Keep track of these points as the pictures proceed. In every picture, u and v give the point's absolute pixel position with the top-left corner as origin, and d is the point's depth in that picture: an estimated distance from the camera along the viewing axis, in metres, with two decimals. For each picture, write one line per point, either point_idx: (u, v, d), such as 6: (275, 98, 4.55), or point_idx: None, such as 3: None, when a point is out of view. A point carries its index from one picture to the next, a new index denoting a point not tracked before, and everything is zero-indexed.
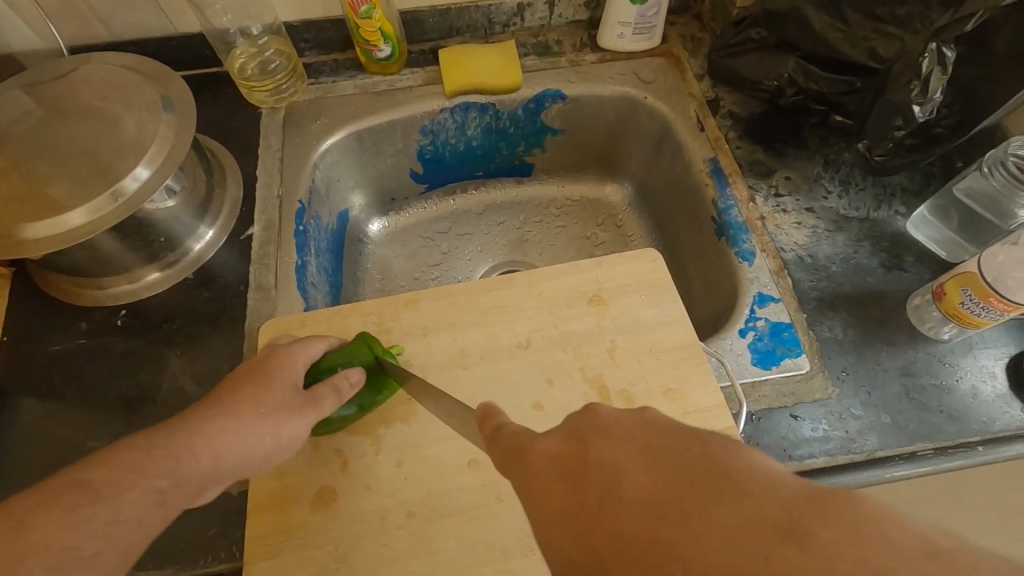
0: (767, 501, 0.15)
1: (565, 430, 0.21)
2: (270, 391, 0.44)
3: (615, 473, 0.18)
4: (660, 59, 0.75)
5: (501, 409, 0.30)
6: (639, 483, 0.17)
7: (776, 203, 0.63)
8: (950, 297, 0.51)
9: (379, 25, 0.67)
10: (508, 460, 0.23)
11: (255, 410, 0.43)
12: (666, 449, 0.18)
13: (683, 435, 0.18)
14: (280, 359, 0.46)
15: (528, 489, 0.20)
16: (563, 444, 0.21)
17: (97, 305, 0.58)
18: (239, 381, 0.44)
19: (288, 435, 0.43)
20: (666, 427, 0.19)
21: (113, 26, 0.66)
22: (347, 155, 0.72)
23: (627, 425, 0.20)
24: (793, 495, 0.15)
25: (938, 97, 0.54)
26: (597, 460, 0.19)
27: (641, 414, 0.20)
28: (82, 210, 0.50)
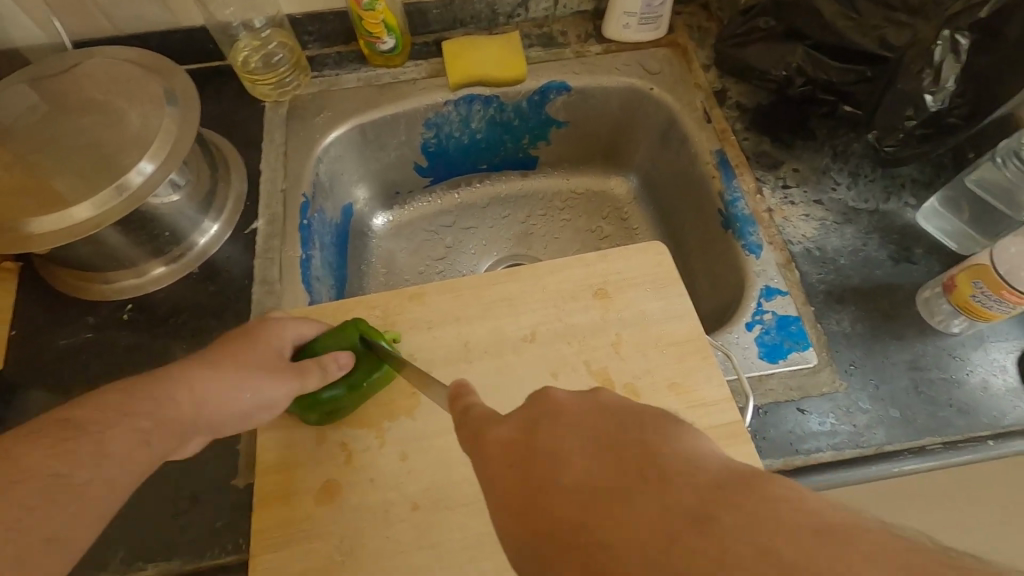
0: (685, 487, 0.17)
1: (521, 419, 0.24)
2: (254, 359, 0.46)
3: (559, 460, 0.20)
4: (666, 49, 0.74)
5: (472, 388, 0.31)
6: (578, 469, 0.20)
7: (783, 195, 0.62)
8: (961, 290, 0.51)
9: (382, 17, 0.66)
10: (472, 442, 0.25)
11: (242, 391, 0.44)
12: (603, 440, 0.20)
13: (624, 426, 0.21)
14: (266, 335, 0.48)
15: (485, 471, 0.23)
16: (520, 432, 0.23)
17: (103, 299, 0.58)
18: (225, 347, 0.46)
19: (269, 398, 0.45)
20: (608, 419, 0.22)
21: (116, 19, 0.66)
22: (351, 149, 0.72)
23: (577, 415, 0.22)
24: (710, 481, 0.17)
25: (950, 86, 0.53)
26: (546, 447, 0.21)
27: (591, 403, 0.23)
28: (87, 204, 0.50)
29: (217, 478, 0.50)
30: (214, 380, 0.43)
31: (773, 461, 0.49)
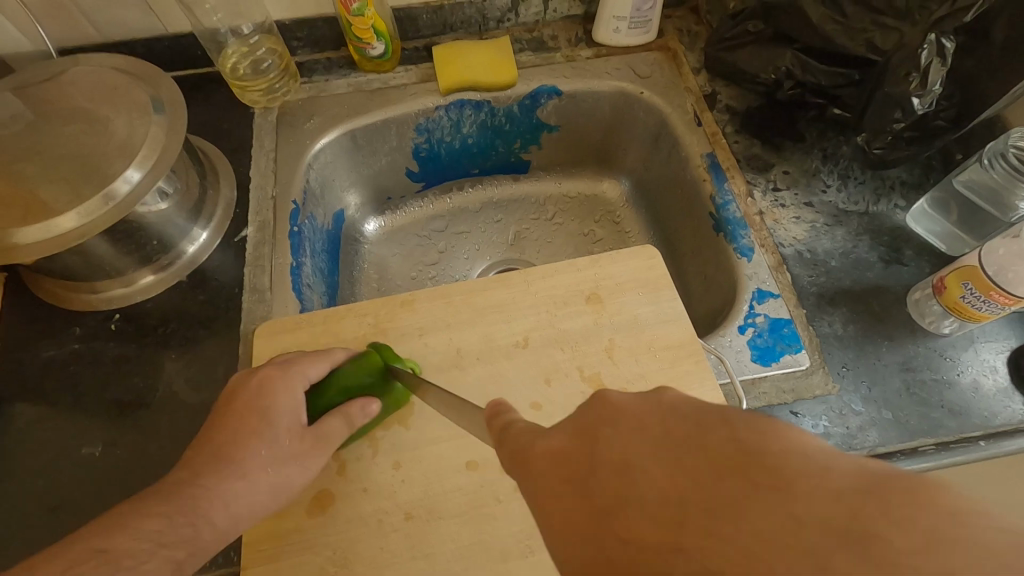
0: (819, 499, 0.14)
1: (569, 427, 0.20)
2: (274, 440, 0.44)
3: (627, 466, 0.17)
4: (656, 53, 0.74)
5: (510, 407, 0.30)
6: (656, 479, 0.16)
7: (774, 197, 0.62)
8: (951, 291, 0.51)
9: (371, 22, 0.66)
10: (513, 459, 0.22)
11: (259, 446, 0.43)
12: (687, 440, 0.17)
13: (703, 419, 0.17)
14: (275, 392, 0.45)
15: (538, 491, 0.20)
16: (571, 440, 0.20)
17: (90, 310, 0.58)
18: (245, 441, 0.43)
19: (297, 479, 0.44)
20: (684, 412, 0.18)
21: (102, 26, 0.66)
22: (341, 155, 0.72)
23: (638, 412, 0.19)
24: (847, 491, 0.14)
25: (938, 89, 0.53)
26: (608, 454, 0.18)
27: (654, 400, 0.19)
28: (74, 213, 0.49)
29: None
30: (243, 488, 0.42)
31: None
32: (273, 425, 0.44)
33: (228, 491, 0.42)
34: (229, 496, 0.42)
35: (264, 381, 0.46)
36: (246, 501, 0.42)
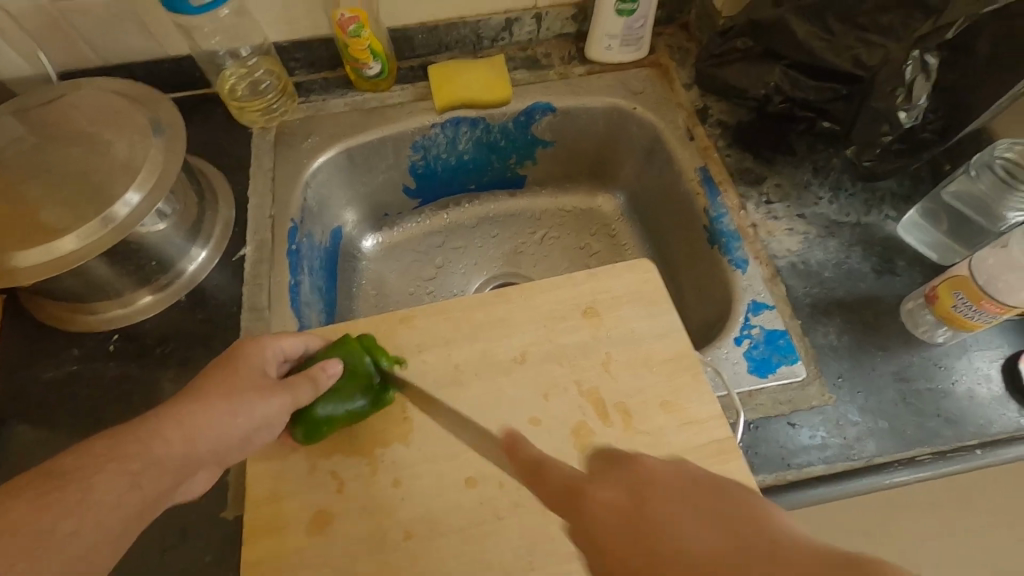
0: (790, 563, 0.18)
1: (620, 484, 0.24)
2: (237, 381, 0.44)
3: (668, 531, 0.21)
4: (648, 69, 0.75)
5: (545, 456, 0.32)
6: (687, 542, 0.21)
7: (767, 210, 0.63)
8: (943, 301, 0.51)
9: (367, 43, 0.67)
10: (568, 498, 0.26)
11: (220, 392, 0.42)
12: (709, 512, 0.21)
13: (718, 493, 0.22)
14: (244, 347, 0.46)
15: (588, 539, 0.23)
16: (621, 498, 0.24)
17: (89, 330, 0.58)
18: (212, 385, 0.43)
19: (263, 416, 0.43)
20: (710, 487, 0.22)
21: (102, 50, 0.66)
22: (338, 173, 0.72)
23: (671, 481, 0.23)
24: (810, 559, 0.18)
25: (922, 104, 0.55)
26: (650, 516, 0.22)
27: (680, 468, 0.24)
28: (75, 236, 0.50)
29: (206, 510, 0.49)
30: (208, 420, 0.41)
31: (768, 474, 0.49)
32: (237, 372, 0.44)
33: (194, 430, 0.40)
34: (190, 424, 0.40)
35: (236, 345, 0.46)
36: (211, 437, 0.40)
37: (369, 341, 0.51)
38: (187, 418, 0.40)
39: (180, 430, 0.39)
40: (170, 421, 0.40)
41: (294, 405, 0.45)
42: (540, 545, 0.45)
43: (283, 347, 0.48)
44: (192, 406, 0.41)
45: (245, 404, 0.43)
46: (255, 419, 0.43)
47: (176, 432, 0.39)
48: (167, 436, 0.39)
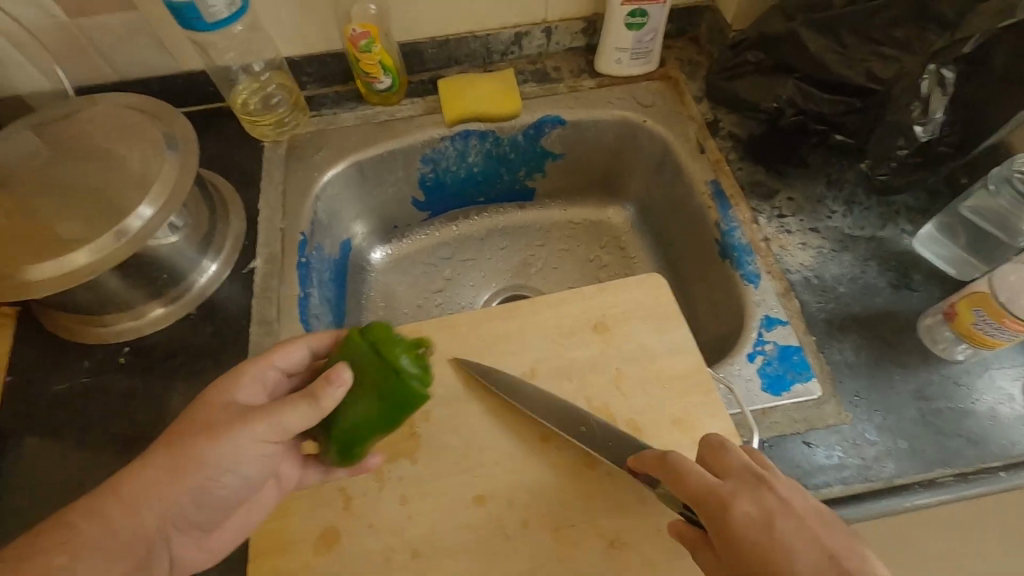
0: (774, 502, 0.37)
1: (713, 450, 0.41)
2: (189, 429, 0.40)
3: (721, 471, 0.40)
4: (658, 82, 0.75)
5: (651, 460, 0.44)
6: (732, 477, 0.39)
7: (779, 224, 0.62)
8: (962, 318, 0.50)
9: (378, 58, 0.67)
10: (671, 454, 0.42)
11: (167, 447, 0.39)
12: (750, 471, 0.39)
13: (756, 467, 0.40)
14: (219, 384, 0.43)
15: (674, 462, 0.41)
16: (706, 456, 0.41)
17: (101, 343, 0.58)
18: (166, 439, 0.40)
19: (215, 463, 0.39)
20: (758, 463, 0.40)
21: (117, 65, 0.67)
22: (348, 186, 0.73)
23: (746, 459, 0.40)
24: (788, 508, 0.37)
25: (939, 118, 0.54)
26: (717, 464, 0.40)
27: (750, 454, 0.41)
28: (87, 250, 0.50)
29: None
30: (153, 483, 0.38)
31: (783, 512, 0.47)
32: (195, 418, 0.41)
33: (140, 493, 0.38)
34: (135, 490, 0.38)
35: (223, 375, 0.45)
36: (159, 499, 0.38)
37: (383, 337, 0.44)
38: (132, 483, 0.38)
39: (126, 496, 0.38)
40: (117, 488, 0.38)
41: (254, 441, 0.40)
42: (552, 565, 0.44)
43: (275, 363, 0.46)
44: (138, 474, 0.38)
45: (191, 454, 0.39)
46: (204, 469, 0.39)
47: (121, 500, 0.38)
48: (111, 505, 0.38)
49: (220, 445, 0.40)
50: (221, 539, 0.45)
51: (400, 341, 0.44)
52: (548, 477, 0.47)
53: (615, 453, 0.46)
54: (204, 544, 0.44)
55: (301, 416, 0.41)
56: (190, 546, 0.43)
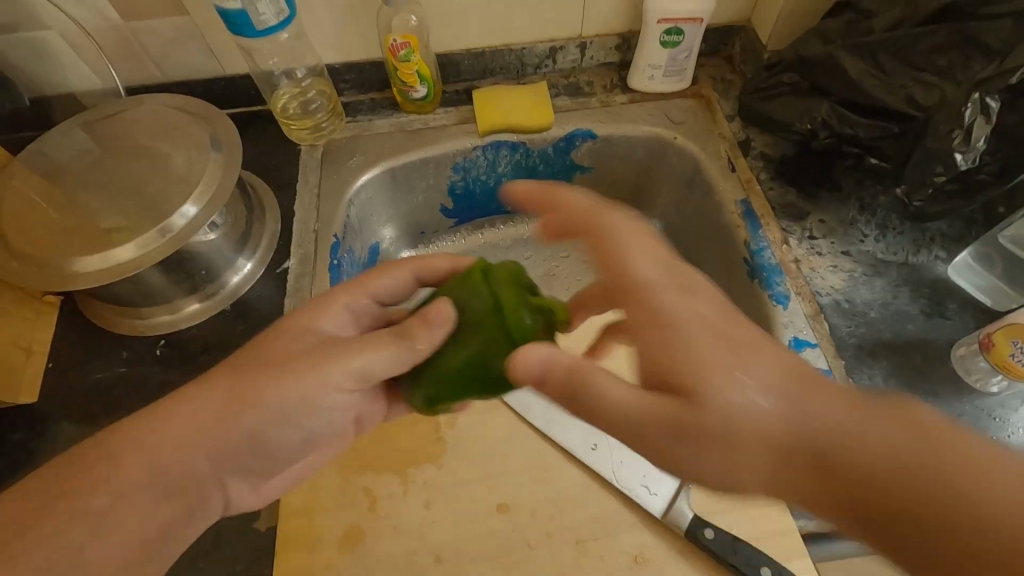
0: (776, 396, 0.35)
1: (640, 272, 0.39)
2: (259, 363, 0.41)
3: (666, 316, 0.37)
4: (689, 100, 0.75)
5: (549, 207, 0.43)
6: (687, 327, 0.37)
7: (810, 246, 0.62)
8: (999, 349, 0.50)
9: (416, 68, 0.69)
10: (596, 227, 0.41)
11: (225, 378, 0.41)
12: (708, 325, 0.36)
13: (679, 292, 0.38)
14: (314, 306, 0.45)
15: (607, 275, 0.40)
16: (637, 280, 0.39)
17: (137, 334, 0.60)
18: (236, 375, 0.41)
19: (270, 404, 0.40)
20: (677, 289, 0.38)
21: (166, 68, 0.70)
22: (381, 191, 0.74)
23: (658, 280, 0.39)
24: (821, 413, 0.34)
25: (981, 146, 0.52)
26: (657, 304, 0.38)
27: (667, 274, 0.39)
28: (132, 245, 0.52)
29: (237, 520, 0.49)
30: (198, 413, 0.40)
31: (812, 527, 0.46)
32: (273, 348, 0.42)
33: (189, 424, 0.40)
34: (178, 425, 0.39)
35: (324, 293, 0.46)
36: (208, 431, 0.40)
37: (507, 286, 0.39)
38: (185, 410, 0.40)
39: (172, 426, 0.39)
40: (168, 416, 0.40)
41: (307, 394, 0.41)
42: None
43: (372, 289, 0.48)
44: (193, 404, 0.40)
45: (250, 390, 0.40)
46: (262, 407, 0.40)
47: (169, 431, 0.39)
48: (157, 437, 0.39)
49: (289, 386, 0.41)
50: (282, 482, 0.46)
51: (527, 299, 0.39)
52: (570, 490, 0.47)
53: (629, 470, 0.47)
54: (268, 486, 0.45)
55: (366, 360, 0.42)
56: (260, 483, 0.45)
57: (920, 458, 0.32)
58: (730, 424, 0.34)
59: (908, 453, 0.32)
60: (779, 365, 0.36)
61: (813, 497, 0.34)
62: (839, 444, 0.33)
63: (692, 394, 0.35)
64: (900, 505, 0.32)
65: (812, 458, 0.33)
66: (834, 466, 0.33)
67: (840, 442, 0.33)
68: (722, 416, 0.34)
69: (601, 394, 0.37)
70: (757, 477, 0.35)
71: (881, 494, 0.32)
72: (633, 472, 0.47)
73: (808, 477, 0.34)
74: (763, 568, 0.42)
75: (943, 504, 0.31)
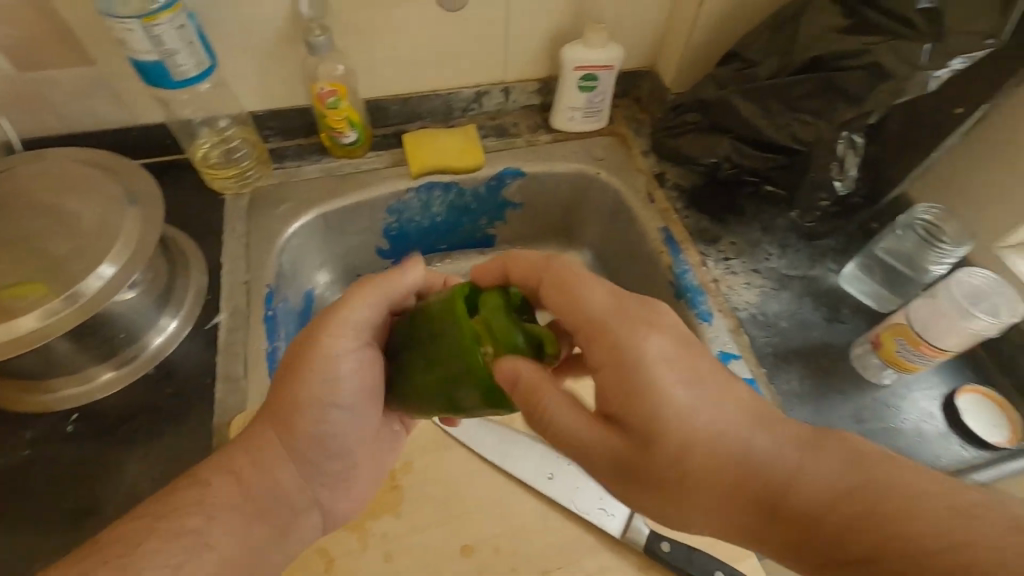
0: (746, 454, 0.37)
1: (603, 315, 0.40)
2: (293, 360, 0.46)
3: (624, 370, 0.38)
4: (608, 138, 0.81)
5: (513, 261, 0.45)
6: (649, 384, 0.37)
7: (726, 266, 0.68)
8: (887, 346, 0.57)
9: (345, 114, 0.69)
10: (566, 286, 0.42)
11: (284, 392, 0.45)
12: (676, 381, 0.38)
13: (633, 333, 0.39)
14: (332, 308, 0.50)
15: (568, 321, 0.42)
16: (597, 331, 0.40)
17: (44, 411, 0.54)
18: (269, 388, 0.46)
19: (314, 395, 0.45)
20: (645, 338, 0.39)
21: (67, 119, 0.65)
22: (313, 237, 0.73)
23: (613, 320, 0.40)
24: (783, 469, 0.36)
25: (853, 174, 0.62)
26: (620, 355, 0.39)
27: (630, 319, 0.40)
28: (35, 315, 0.47)
29: None
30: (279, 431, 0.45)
31: None
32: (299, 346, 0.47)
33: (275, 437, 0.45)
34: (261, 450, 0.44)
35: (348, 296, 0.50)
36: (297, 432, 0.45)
37: (489, 312, 0.38)
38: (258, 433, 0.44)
39: (256, 449, 0.44)
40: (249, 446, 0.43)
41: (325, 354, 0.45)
42: None
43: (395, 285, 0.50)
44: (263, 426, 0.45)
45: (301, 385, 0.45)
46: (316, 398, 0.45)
47: (246, 458, 0.43)
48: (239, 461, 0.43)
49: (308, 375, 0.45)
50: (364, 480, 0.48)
51: (510, 322, 0.38)
52: (530, 523, 0.48)
53: (585, 495, 0.49)
54: (352, 486, 0.47)
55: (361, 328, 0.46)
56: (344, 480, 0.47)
57: (875, 524, 0.33)
58: (676, 456, 0.37)
59: (856, 496, 0.35)
60: (745, 409, 0.38)
61: (769, 536, 0.37)
62: (785, 491, 0.36)
63: (626, 428, 0.38)
64: (845, 546, 0.34)
65: (762, 502, 0.37)
66: (781, 507, 0.36)
67: (783, 484, 0.36)
68: (672, 455, 0.37)
69: (551, 415, 0.39)
70: (707, 513, 0.38)
71: (829, 538, 0.35)
72: (590, 495, 0.49)
73: (757, 516, 0.37)
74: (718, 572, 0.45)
75: (896, 562, 0.32)
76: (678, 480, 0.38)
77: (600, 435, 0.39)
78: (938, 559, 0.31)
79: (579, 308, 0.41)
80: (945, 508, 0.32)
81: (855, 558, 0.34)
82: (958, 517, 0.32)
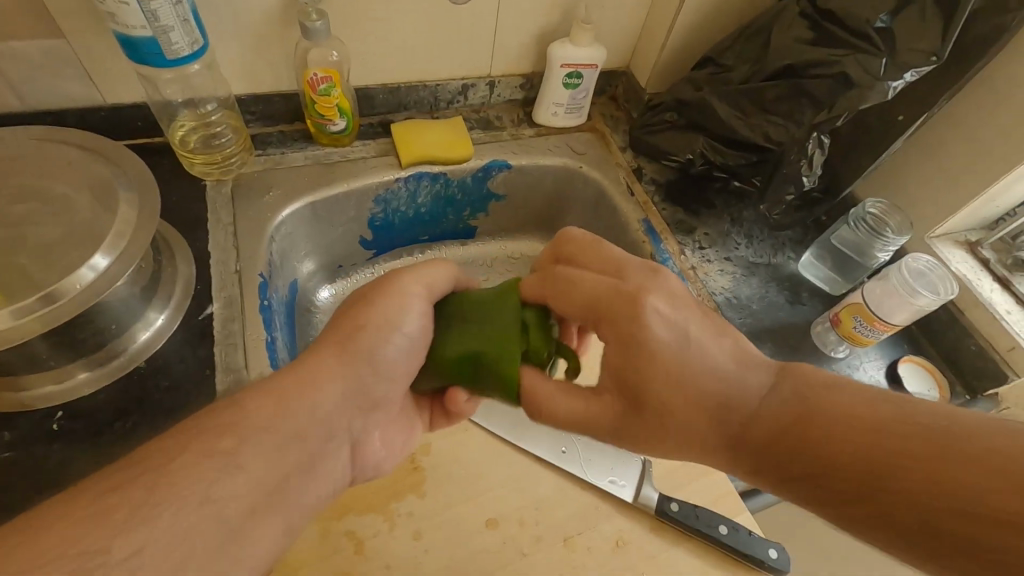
0: (740, 402, 0.40)
1: (595, 296, 0.44)
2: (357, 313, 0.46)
3: (624, 329, 0.41)
4: (587, 133, 0.85)
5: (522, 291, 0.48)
6: (645, 333, 0.41)
7: (702, 255, 0.74)
8: (845, 323, 0.65)
9: (336, 101, 0.68)
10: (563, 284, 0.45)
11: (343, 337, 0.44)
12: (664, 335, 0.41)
13: (625, 299, 0.42)
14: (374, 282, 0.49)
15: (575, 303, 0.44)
16: (591, 305, 0.44)
17: (23, 409, 0.51)
18: None
19: (372, 329, 0.45)
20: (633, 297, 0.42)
21: (25, 95, 0.60)
22: (301, 226, 0.71)
23: (603, 294, 0.43)
24: (779, 412, 0.38)
25: (818, 171, 0.69)
26: (617, 316, 0.42)
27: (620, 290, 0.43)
28: (6, 312, 0.43)
29: None
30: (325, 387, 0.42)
31: (739, 485, 0.56)
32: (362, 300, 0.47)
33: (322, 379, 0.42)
34: None
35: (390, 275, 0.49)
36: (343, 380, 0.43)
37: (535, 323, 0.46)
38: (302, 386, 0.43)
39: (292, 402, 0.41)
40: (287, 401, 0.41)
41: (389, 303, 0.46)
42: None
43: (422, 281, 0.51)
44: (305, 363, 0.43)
45: (357, 325, 0.45)
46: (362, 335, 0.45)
47: None
48: None
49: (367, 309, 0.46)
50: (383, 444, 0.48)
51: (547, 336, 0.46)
52: (548, 496, 0.51)
53: (598, 466, 0.52)
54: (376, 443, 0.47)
55: (440, 282, 0.49)
56: (373, 434, 0.47)
57: (827, 432, 0.36)
58: (678, 398, 0.40)
59: (859, 428, 0.35)
60: (727, 354, 0.41)
61: (743, 457, 0.40)
62: (747, 421, 0.39)
63: (632, 376, 0.41)
64: (855, 477, 0.34)
65: (728, 428, 0.40)
66: (746, 428, 0.39)
67: (781, 423, 0.38)
68: (668, 400, 0.40)
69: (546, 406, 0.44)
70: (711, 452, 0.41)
71: (845, 475, 0.35)
72: (603, 467, 0.52)
73: (727, 448, 0.40)
74: (722, 525, 0.50)
75: (851, 464, 0.35)
76: (652, 409, 0.41)
77: (596, 403, 0.43)
78: (889, 458, 0.33)
79: (579, 292, 0.44)
80: (898, 413, 0.35)
81: (810, 468, 0.36)
82: (907, 421, 0.34)
